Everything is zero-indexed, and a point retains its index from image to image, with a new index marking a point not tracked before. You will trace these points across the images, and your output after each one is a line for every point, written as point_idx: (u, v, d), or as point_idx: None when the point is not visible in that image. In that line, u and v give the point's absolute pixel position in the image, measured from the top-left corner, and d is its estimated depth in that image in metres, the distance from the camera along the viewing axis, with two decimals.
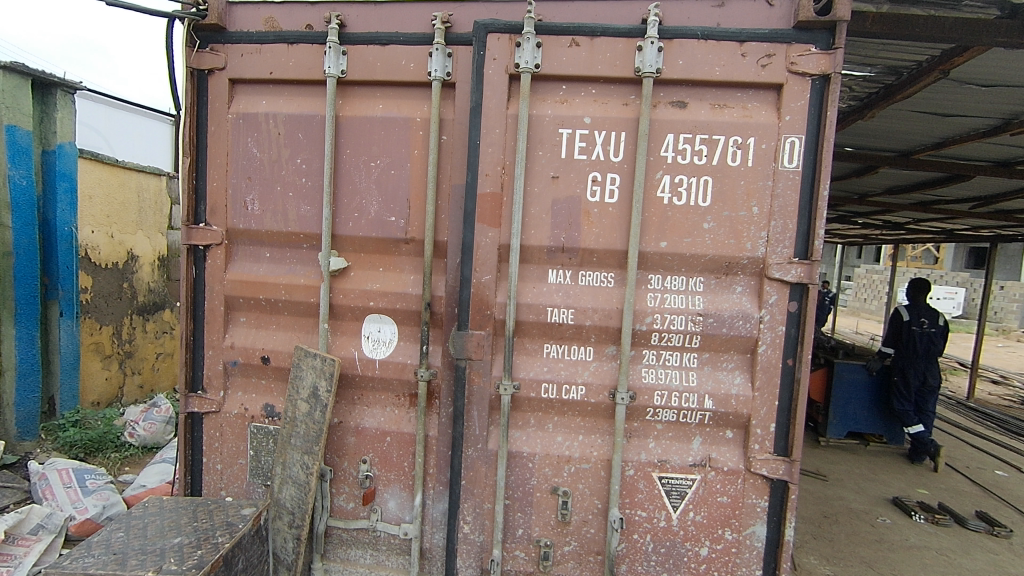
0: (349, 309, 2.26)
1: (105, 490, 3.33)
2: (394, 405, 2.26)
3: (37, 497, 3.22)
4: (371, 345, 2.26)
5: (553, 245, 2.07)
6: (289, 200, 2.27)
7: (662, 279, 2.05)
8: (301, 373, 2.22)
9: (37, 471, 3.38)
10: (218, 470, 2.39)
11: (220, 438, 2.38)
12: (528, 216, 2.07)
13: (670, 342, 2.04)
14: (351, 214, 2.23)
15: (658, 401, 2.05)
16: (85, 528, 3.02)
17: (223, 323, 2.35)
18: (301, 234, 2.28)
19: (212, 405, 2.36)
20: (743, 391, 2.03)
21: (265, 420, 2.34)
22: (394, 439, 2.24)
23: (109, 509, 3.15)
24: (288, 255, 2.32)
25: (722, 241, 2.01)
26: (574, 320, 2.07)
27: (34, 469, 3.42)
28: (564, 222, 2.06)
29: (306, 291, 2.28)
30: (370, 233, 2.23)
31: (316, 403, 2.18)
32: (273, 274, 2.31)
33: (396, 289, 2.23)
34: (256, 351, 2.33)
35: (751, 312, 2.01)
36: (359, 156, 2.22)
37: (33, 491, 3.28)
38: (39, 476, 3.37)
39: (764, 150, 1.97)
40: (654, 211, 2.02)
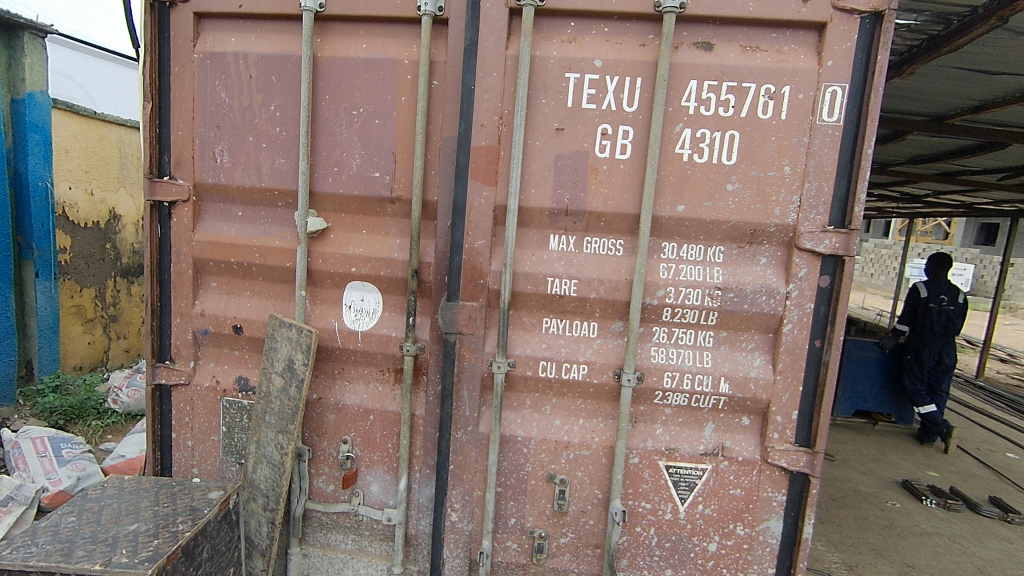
0: (329, 275, 2.05)
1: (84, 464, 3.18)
2: (378, 381, 2.08)
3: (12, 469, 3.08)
4: (353, 316, 2.07)
5: (556, 207, 1.83)
6: (262, 152, 2.03)
7: (677, 247, 1.82)
8: (275, 344, 2.04)
9: (11, 439, 3.24)
10: (189, 447, 2.22)
11: (191, 411, 2.20)
12: (528, 174, 1.83)
13: (683, 318, 1.83)
14: (331, 168, 1.99)
15: (669, 383, 1.84)
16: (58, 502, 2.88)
17: (192, 288, 2.14)
18: (275, 191, 2.05)
19: (181, 376, 2.18)
20: (764, 375, 1.82)
21: (239, 394, 2.16)
22: (378, 417, 2.06)
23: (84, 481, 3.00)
24: (261, 214, 2.09)
25: (748, 206, 1.76)
26: (577, 292, 1.85)
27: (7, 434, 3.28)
28: (569, 181, 1.82)
29: (282, 254, 2.06)
30: (353, 191, 2.00)
31: (291, 378, 2.00)
32: (245, 235, 2.09)
33: (380, 254, 2.01)
34: (227, 320, 2.13)
35: (776, 287, 1.78)
36: (339, 102, 1.97)
37: (8, 461, 3.14)
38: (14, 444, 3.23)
39: (799, 101, 1.71)
40: (671, 170, 1.77)
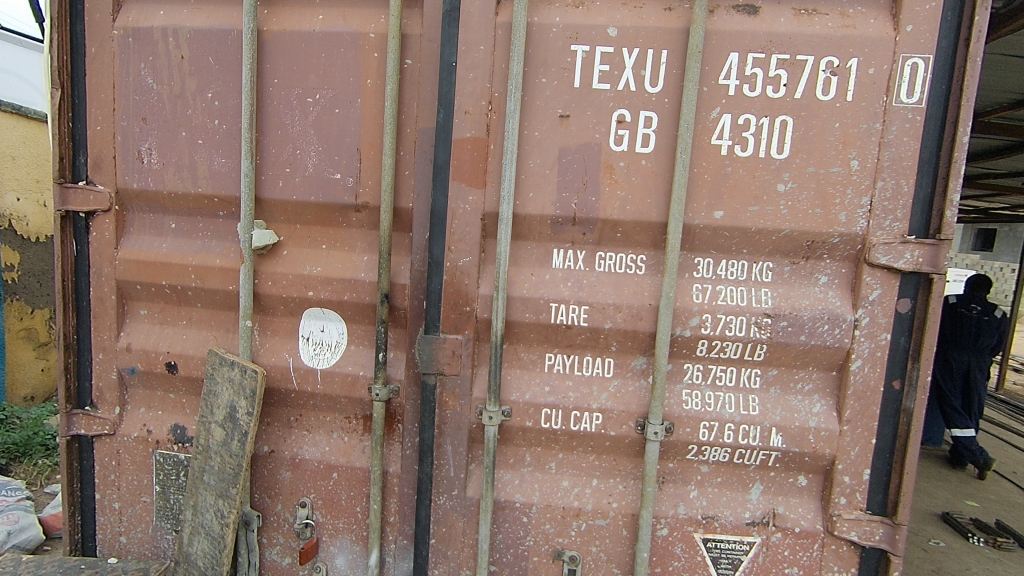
0: (281, 301, 1.67)
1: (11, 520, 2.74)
2: (342, 431, 1.69)
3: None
4: (312, 351, 1.68)
5: (560, 215, 1.46)
6: (198, 150, 1.66)
7: (713, 263, 1.44)
8: (215, 387, 1.65)
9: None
10: (116, 510, 1.82)
11: (117, 467, 1.80)
12: (525, 173, 1.45)
13: (723, 354, 1.45)
14: (282, 169, 1.62)
15: (705, 436, 1.46)
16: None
17: (116, 317, 1.75)
18: (215, 198, 1.67)
19: (104, 425, 1.78)
20: (827, 424, 1.44)
21: (174, 447, 1.76)
22: (343, 475, 1.67)
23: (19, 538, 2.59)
24: (199, 225, 1.71)
25: (804, 210, 1.39)
26: (589, 321, 1.47)
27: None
28: (577, 182, 1.44)
29: (223, 276, 1.68)
30: (308, 197, 1.62)
31: (233, 429, 1.61)
32: (179, 252, 1.71)
33: (343, 274, 1.63)
34: (159, 356, 1.74)
35: (841, 314, 1.41)
36: (290, 87, 1.59)
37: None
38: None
39: (869, 76, 1.34)
40: (706, 166, 1.40)
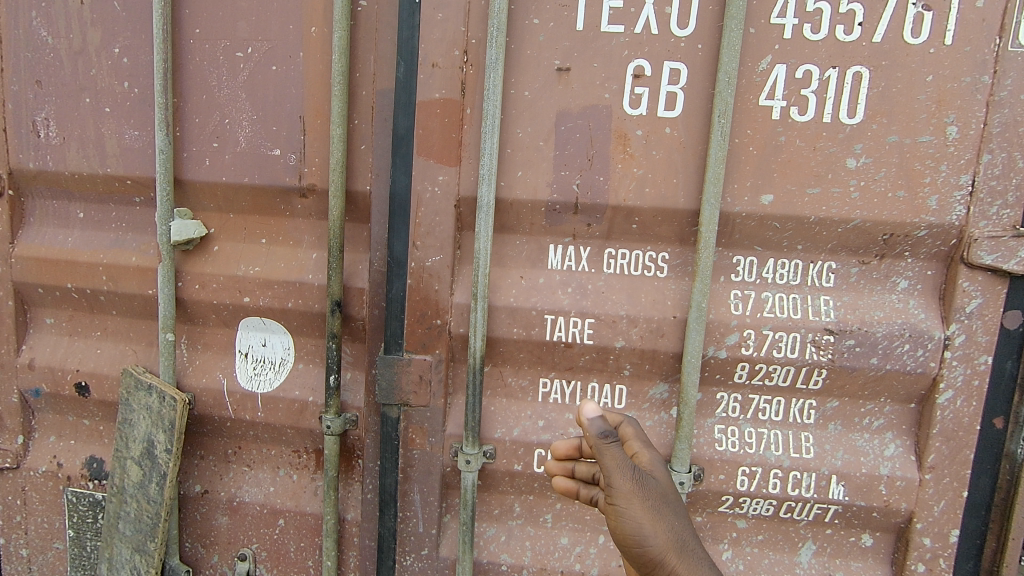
0: (212, 309, 1.34)
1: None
2: (290, 468, 1.37)
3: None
4: (251, 370, 1.36)
5: (558, 200, 1.12)
6: (105, 120, 1.32)
7: (757, 264, 1.10)
8: (129, 416, 1.34)
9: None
10: (24, 558, 1.51)
11: (24, 506, 1.49)
12: (513, 145, 1.11)
13: (768, 381, 1.11)
14: (207, 143, 1.28)
15: (743, 486, 1.12)
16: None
17: (16, 327, 1.43)
18: (128, 181, 1.33)
19: (6, 457, 1.46)
20: (904, 472, 1.10)
21: (88, 484, 1.44)
22: (290, 523, 1.36)
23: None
24: (111, 214, 1.38)
25: (882, 193, 1.05)
26: (595, 339, 1.14)
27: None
28: (580, 157, 1.11)
29: (140, 277, 1.35)
30: (241, 179, 1.29)
31: (150, 469, 1.29)
32: (87, 247, 1.38)
33: (287, 276, 1.30)
34: (67, 374, 1.42)
35: (927, 330, 1.07)
36: (216, 39, 1.26)
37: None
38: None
39: (976, 12, 0.99)
40: (751, 135, 1.06)
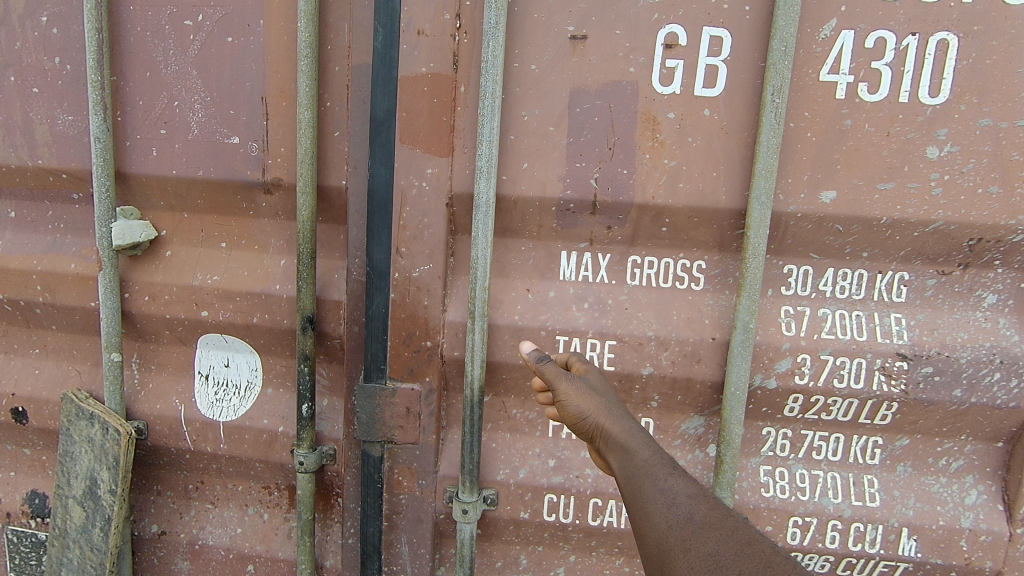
0: (165, 324, 1.15)
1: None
2: (261, 506, 1.19)
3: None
4: (212, 395, 1.17)
5: (574, 198, 0.93)
6: (34, 102, 1.12)
7: (814, 275, 0.91)
8: (69, 449, 1.15)
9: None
10: None
11: None
12: (519, 131, 0.92)
13: (826, 415, 0.93)
14: (153, 130, 1.08)
15: (795, 539, 0.95)
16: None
17: None
18: (63, 175, 1.14)
19: None
20: (989, 525, 0.92)
21: (29, 523, 1.25)
22: (262, 569, 1.18)
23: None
24: (46, 213, 1.18)
25: (970, 190, 0.86)
26: (617, 364, 0.96)
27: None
28: (598, 146, 0.92)
29: (82, 286, 1.16)
30: (194, 171, 1.09)
31: (93, 512, 1.11)
32: (20, 251, 1.18)
33: (251, 286, 1.11)
34: (2, 399, 1.23)
35: (1020, 356, 0.89)
36: (160, 4, 1.05)
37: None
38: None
39: None
40: (810, 118, 0.87)
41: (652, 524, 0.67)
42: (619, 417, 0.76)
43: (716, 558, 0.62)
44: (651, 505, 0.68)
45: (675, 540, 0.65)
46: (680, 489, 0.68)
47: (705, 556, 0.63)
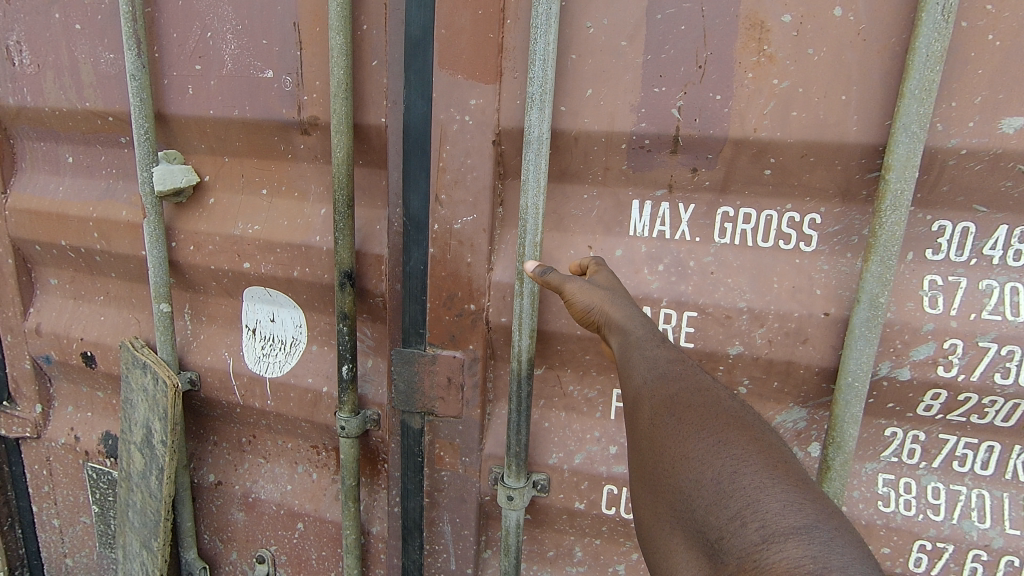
0: (212, 275, 1.10)
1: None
2: (309, 465, 1.15)
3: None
4: (260, 350, 1.12)
5: (656, 131, 0.77)
6: (77, 40, 1.07)
7: (977, 237, 0.71)
8: (129, 396, 1.15)
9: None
10: (56, 528, 1.42)
11: (50, 478, 1.39)
12: (595, 51, 0.77)
13: (980, 419, 0.74)
14: (189, 65, 1.00)
15: (919, 565, 0.79)
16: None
17: (21, 289, 1.28)
18: (109, 118, 1.09)
19: (27, 427, 1.35)
20: None
21: (105, 462, 1.30)
22: (311, 528, 1.15)
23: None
24: (100, 159, 1.15)
25: None
26: (697, 341, 0.82)
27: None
28: (683, 65, 0.75)
29: (133, 234, 1.13)
30: (231, 111, 1.00)
31: (150, 460, 1.12)
32: (79, 198, 1.17)
33: (291, 237, 1.02)
34: (73, 344, 1.26)
35: None
36: None
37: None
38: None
39: None
40: (994, 14, 0.65)
41: (629, 382, 0.62)
42: (617, 303, 0.69)
43: (673, 395, 0.57)
44: (630, 369, 0.63)
45: (639, 386, 0.60)
46: (659, 352, 0.62)
47: (663, 393, 0.58)
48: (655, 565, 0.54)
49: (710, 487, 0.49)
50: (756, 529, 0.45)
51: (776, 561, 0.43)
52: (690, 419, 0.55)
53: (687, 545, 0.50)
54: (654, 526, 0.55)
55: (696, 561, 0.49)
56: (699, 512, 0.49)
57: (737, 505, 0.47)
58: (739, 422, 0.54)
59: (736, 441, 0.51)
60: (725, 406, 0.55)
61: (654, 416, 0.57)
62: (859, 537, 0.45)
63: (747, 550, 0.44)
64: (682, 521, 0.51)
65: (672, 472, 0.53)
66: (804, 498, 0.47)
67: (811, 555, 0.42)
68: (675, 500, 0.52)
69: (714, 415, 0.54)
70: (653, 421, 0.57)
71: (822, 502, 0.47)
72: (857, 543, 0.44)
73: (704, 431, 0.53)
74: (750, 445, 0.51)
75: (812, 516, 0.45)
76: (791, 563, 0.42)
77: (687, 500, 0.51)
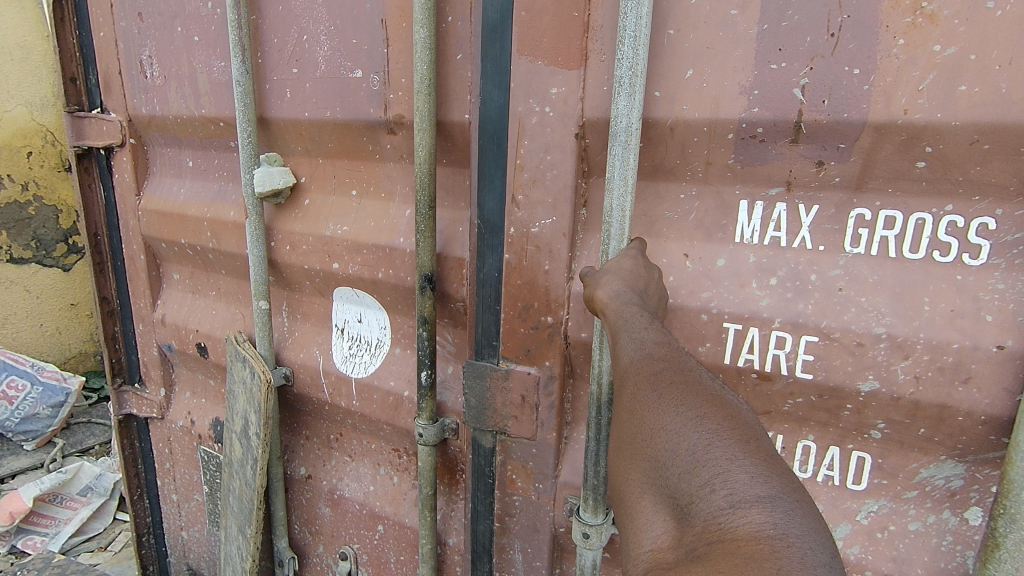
0: (305, 274, 1.13)
1: (97, 461, 2.43)
2: (391, 468, 1.14)
3: (65, 455, 2.51)
4: (349, 349, 1.13)
5: (773, 117, 0.67)
6: (196, 52, 1.14)
7: None
8: (233, 387, 1.21)
9: (24, 377, 2.56)
10: (175, 502, 1.54)
11: (171, 456, 1.51)
12: (704, 27, 0.68)
13: None
14: (288, 69, 1.02)
15: None
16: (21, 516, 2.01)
17: (150, 283, 1.40)
18: (221, 123, 1.15)
19: (153, 408, 1.48)
20: None
21: (214, 446, 1.39)
22: (390, 531, 1.14)
23: (100, 481, 2.23)
24: (214, 163, 1.23)
25: None
26: (818, 372, 0.70)
27: (9, 355, 2.58)
28: (811, 34, 0.64)
29: (239, 234, 1.18)
30: (322, 112, 1.00)
31: (247, 450, 1.16)
32: (196, 200, 1.26)
33: (376, 238, 1.01)
34: (189, 335, 1.35)
35: None
36: None
37: (4, 423, 2.47)
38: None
39: None
40: None
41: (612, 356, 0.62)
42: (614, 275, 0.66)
43: (654, 370, 0.58)
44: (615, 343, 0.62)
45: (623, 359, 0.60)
46: (646, 329, 0.61)
47: (647, 369, 0.58)
48: (620, 517, 0.58)
49: (685, 457, 0.52)
50: (723, 495, 0.48)
51: (740, 526, 0.46)
52: (670, 393, 0.55)
53: (657, 507, 0.53)
54: (625, 486, 0.58)
55: (663, 522, 0.52)
56: (673, 478, 0.52)
57: (708, 473, 0.50)
58: (715, 397, 0.55)
59: (713, 416, 0.53)
60: (703, 383, 0.56)
61: (636, 393, 0.58)
62: (814, 507, 0.48)
63: (713, 514, 0.48)
64: (654, 484, 0.54)
65: (649, 441, 0.55)
66: (771, 470, 0.49)
67: (773, 521, 0.46)
68: (650, 466, 0.55)
69: (693, 390, 0.55)
70: (634, 394, 0.58)
71: (786, 473, 0.50)
72: (812, 513, 0.48)
73: (683, 405, 0.54)
74: (724, 421, 0.52)
75: (777, 488, 0.48)
76: (755, 528, 0.46)
77: (663, 471, 0.53)
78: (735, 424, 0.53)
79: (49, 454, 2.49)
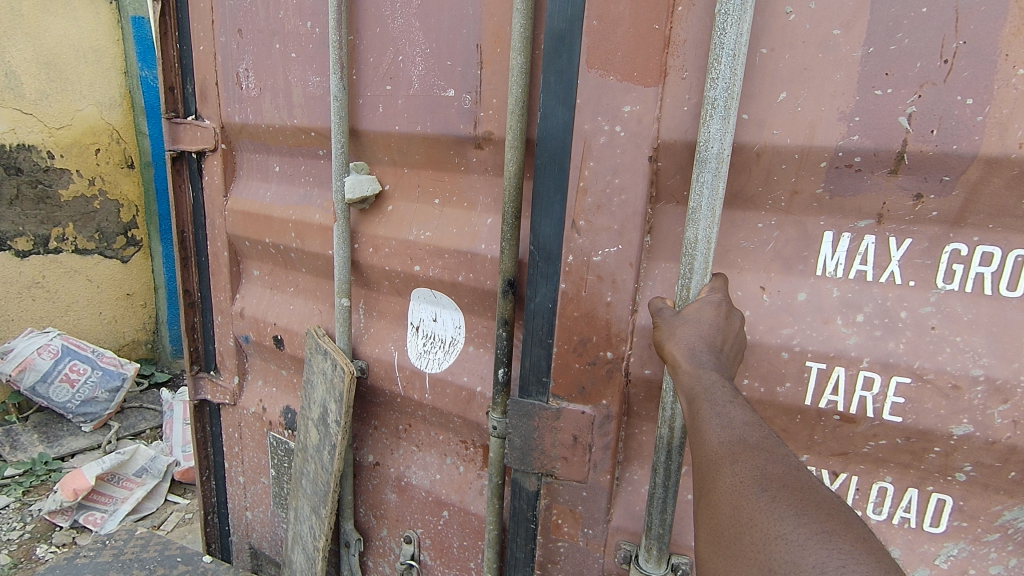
0: (384, 275, 1.18)
1: (149, 445, 2.62)
2: (457, 459, 1.18)
3: (119, 438, 2.72)
4: (421, 346, 1.17)
5: (872, 145, 0.67)
6: (293, 66, 1.21)
7: None
8: (312, 377, 1.27)
9: (85, 362, 2.77)
10: (241, 484, 1.63)
11: (240, 441, 1.59)
12: (801, 48, 0.68)
13: None
14: (382, 86, 1.07)
15: None
16: (83, 493, 2.16)
17: (232, 278, 1.49)
18: (312, 133, 1.22)
19: (226, 395, 1.57)
20: None
21: (284, 432, 1.46)
22: (455, 517, 1.18)
23: (154, 463, 2.37)
24: (301, 168, 1.30)
25: None
26: (907, 415, 0.70)
27: (72, 342, 2.79)
28: (921, 59, 0.63)
29: (323, 236, 1.25)
30: (412, 126, 1.05)
31: (325, 436, 1.22)
32: (282, 202, 1.33)
33: (457, 245, 1.05)
34: (267, 327, 1.43)
35: None
36: None
37: (67, 404, 2.68)
38: (53, 354, 2.71)
39: None
40: None
41: (702, 442, 0.61)
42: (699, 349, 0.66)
43: (760, 467, 0.56)
44: (703, 427, 0.61)
45: (720, 450, 0.58)
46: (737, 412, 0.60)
47: (753, 465, 0.56)
48: None
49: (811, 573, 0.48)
50: None
51: None
52: (783, 497, 0.53)
53: None
54: None
55: None
56: None
57: None
58: (834, 508, 0.52)
59: (838, 531, 0.50)
60: (818, 490, 0.54)
61: (740, 489, 0.56)
62: None
63: None
64: None
65: (761, 546, 0.52)
66: None
67: None
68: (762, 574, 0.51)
69: (811, 499, 0.53)
70: (738, 491, 0.56)
71: None
72: None
73: (802, 514, 0.52)
74: (854, 540, 0.49)
75: None
76: None
77: None
78: (864, 542, 0.50)
79: (105, 436, 2.69)
